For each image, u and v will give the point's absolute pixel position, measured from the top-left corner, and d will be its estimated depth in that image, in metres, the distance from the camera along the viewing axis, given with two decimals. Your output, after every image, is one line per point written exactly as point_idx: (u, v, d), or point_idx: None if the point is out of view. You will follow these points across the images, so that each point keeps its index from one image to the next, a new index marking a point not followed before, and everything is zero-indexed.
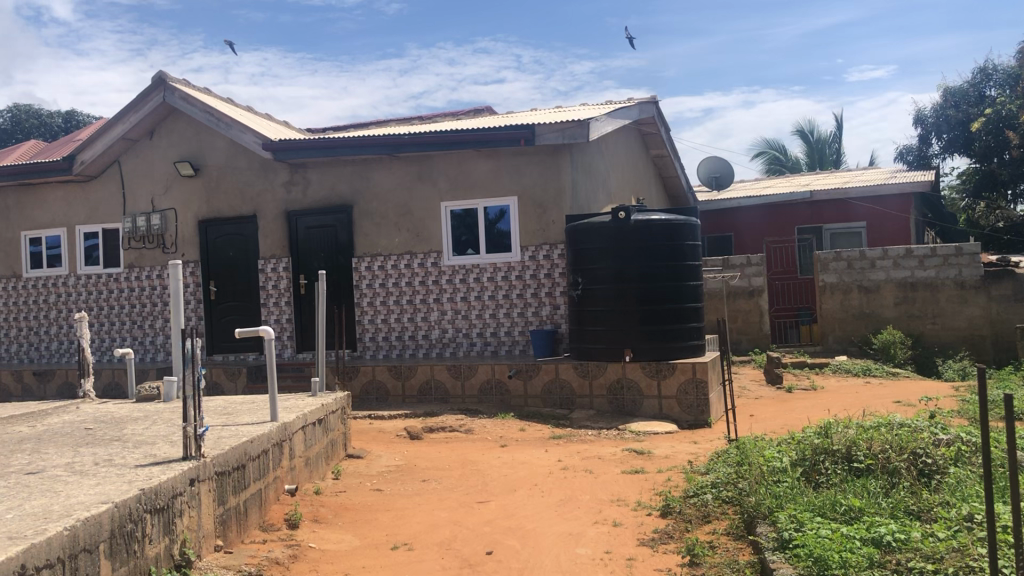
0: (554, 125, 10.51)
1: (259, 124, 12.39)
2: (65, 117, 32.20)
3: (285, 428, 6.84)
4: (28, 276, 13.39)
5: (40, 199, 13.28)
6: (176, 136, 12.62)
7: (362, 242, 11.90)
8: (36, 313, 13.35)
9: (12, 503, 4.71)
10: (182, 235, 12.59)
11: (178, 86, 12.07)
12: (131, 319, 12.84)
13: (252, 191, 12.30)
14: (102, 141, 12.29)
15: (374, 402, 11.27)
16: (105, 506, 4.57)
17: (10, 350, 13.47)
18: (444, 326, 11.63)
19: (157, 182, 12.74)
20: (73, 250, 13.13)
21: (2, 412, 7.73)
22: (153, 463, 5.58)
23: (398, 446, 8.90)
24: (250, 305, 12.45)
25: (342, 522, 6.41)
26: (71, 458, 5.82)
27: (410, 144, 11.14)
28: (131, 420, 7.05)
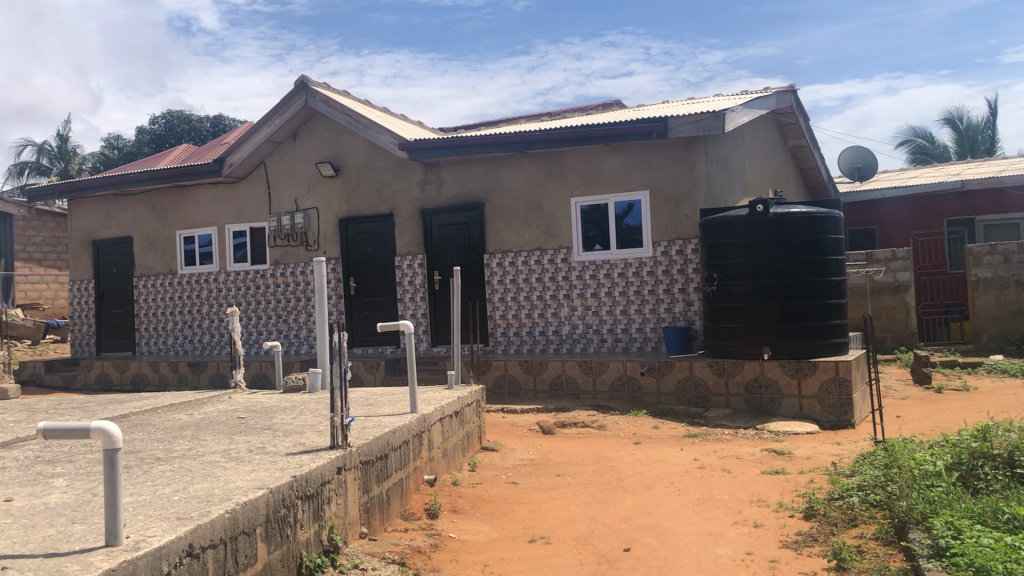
0: (688, 117, 10.33)
1: (395, 125, 12.71)
2: (214, 121, 33.92)
3: (424, 420, 7.01)
4: (183, 273, 14.21)
5: (193, 200, 14.06)
6: (317, 138, 13.11)
7: (494, 239, 12.05)
8: (190, 307, 14.15)
9: (177, 486, 5.01)
10: (323, 233, 13.08)
11: (320, 90, 12.52)
12: (276, 313, 13.44)
13: (388, 190, 12.64)
14: (249, 144, 12.90)
15: (507, 396, 11.40)
16: (261, 491, 4.81)
17: (168, 342, 14.34)
18: (575, 322, 11.63)
19: (300, 182, 13.28)
20: (224, 248, 13.85)
21: (163, 401, 8.23)
22: (302, 452, 5.82)
23: (532, 440, 8.97)
24: (387, 300, 12.82)
25: (480, 514, 6.52)
26: (227, 445, 6.14)
27: (542, 140, 11.20)
28: (280, 410, 7.38)
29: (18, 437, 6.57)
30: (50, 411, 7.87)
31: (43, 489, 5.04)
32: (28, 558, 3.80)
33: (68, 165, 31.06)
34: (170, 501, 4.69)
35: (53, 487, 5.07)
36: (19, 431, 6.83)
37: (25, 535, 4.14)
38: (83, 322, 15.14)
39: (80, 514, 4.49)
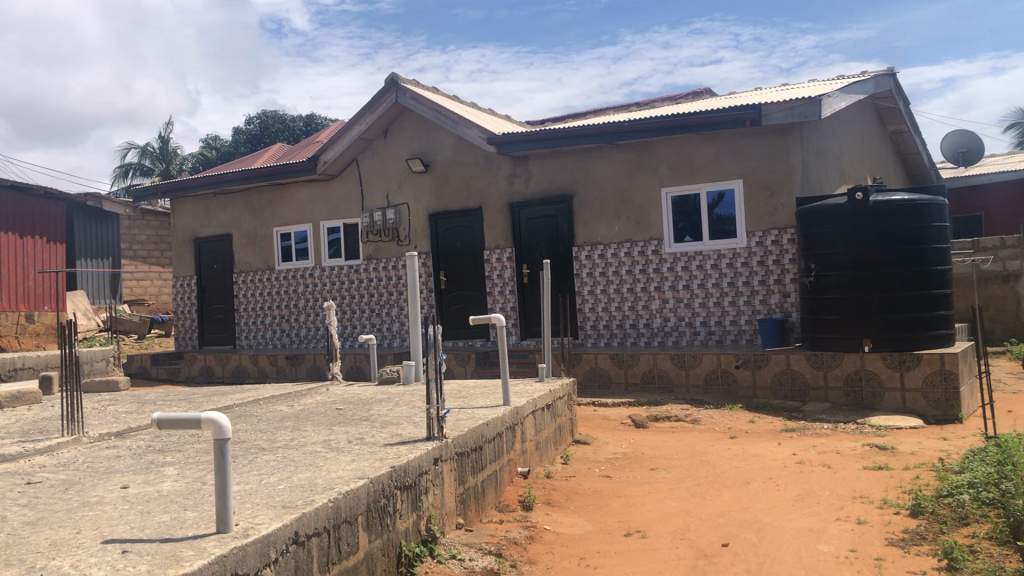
0: (782, 104, 10.09)
1: (483, 119, 12.79)
2: (307, 120, 34.69)
3: (517, 413, 7.04)
4: (279, 269, 14.60)
5: (288, 198, 14.43)
6: (407, 134, 13.29)
7: (583, 231, 12.01)
8: (287, 301, 14.54)
9: (281, 475, 5.16)
10: (414, 228, 13.26)
11: (409, 87, 12.69)
12: (369, 307, 13.70)
13: (477, 184, 12.73)
14: (342, 142, 13.16)
15: (597, 389, 11.36)
16: (362, 481, 4.90)
17: (266, 336, 14.78)
18: (666, 315, 11.50)
19: (391, 178, 13.48)
20: (319, 244, 14.18)
21: (264, 392, 8.49)
22: (400, 443, 5.91)
23: (624, 434, 8.91)
24: (477, 293, 12.91)
25: (575, 507, 6.52)
26: (327, 435, 6.28)
27: (631, 131, 11.10)
28: (376, 402, 7.51)
29: (132, 427, 6.87)
30: (160, 402, 8.20)
31: (155, 476, 5.25)
32: (145, 542, 3.97)
33: (170, 166, 32.26)
34: (275, 490, 4.83)
35: (164, 475, 5.27)
36: (132, 420, 7.14)
37: (141, 520, 4.32)
38: (187, 317, 15.72)
39: (191, 501, 4.66)
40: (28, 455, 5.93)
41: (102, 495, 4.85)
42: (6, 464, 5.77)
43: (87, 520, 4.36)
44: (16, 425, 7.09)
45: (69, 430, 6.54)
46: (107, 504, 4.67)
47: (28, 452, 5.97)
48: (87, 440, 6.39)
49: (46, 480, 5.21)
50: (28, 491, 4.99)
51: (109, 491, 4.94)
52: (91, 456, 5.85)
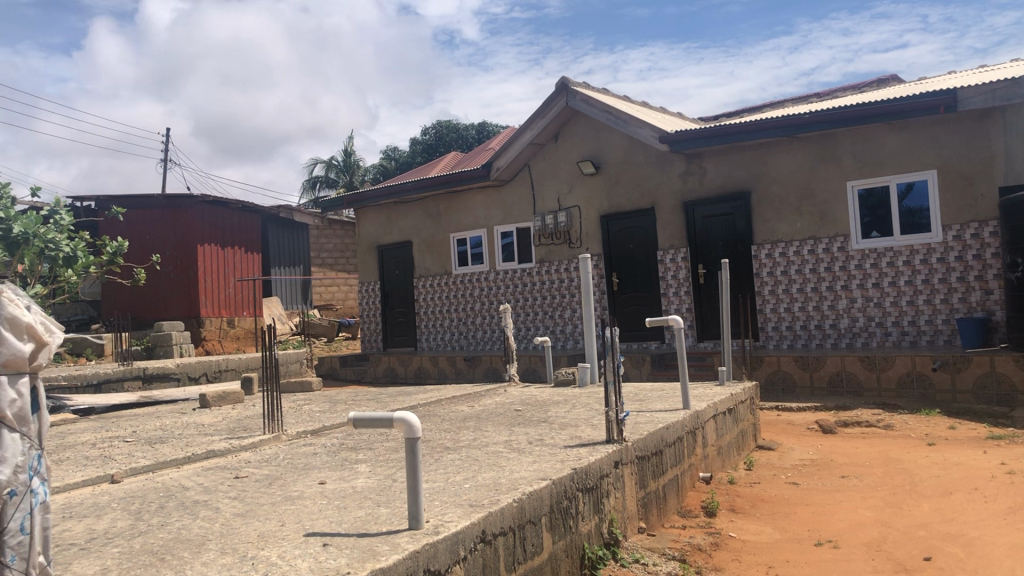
0: (980, 86, 9.39)
1: (655, 118, 12.65)
2: (479, 128, 35.52)
3: (697, 416, 6.89)
4: (456, 273, 15.01)
5: (463, 204, 14.82)
6: (578, 137, 13.33)
7: (762, 229, 11.63)
8: (463, 305, 14.92)
9: (466, 474, 5.28)
10: (586, 230, 13.27)
11: (580, 90, 12.75)
12: (543, 309, 13.83)
13: (650, 184, 12.58)
14: (513, 147, 13.39)
15: (780, 392, 10.98)
16: (545, 482, 4.94)
17: (445, 339, 15.22)
18: (854, 315, 10.95)
19: (562, 182, 13.57)
20: (493, 249, 14.47)
21: (445, 393, 8.73)
22: (580, 445, 5.91)
23: (811, 440, 8.54)
24: (651, 294, 12.76)
25: (760, 514, 6.31)
26: (508, 436, 6.38)
27: (812, 123, 10.67)
28: (554, 404, 7.57)
29: (326, 425, 7.24)
30: (350, 401, 8.61)
31: (349, 473, 5.51)
32: (343, 536, 4.16)
33: (352, 177, 33.90)
34: (462, 489, 4.94)
35: (358, 471, 5.52)
36: (326, 419, 7.53)
37: (339, 515, 4.54)
38: (370, 320, 16.44)
39: (384, 497, 4.84)
40: (235, 451, 6.37)
41: (302, 490, 5.13)
42: (217, 459, 6.22)
43: (290, 513, 4.63)
44: (224, 423, 7.64)
45: (270, 428, 6.97)
46: (307, 498, 4.93)
47: (235, 448, 6.42)
48: (286, 437, 6.79)
49: (252, 475, 5.58)
50: (236, 485, 5.36)
51: (308, 486, 5.22)
52: (290, 453, 6.22)
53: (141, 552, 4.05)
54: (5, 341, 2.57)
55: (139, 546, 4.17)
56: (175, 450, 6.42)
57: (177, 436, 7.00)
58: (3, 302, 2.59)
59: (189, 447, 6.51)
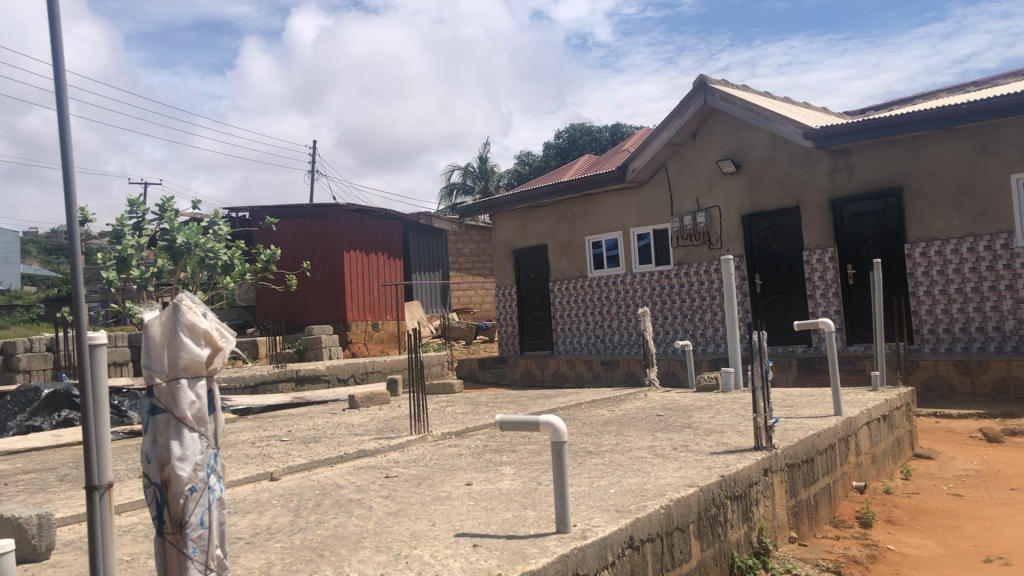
0: None
1: (799, 113, 12.25)
2: (613, 129, 35.35)
3: (850, 423, 6.62)
4: (593, 276, 14.98)
5: (600, 207, 14.78)
6: (717, 136, 13.07)
7: (916, 227, 11.07)
8: (601, 308, 14.88)
9: (612, 479, 5.25)
10: (727, 230, 12.99)
11: (718, 87, 12.51)
12: (682, 312, 13.62)
13: (793, 182, 12.20)
14: (650, 148, 13.26)
15: (938, 399, 10.42)
16: (692, 489, 4.86)
17: (582, 342, 15.22)
18: (1020, 316, 10.27)
19: (701, 182, 13.33)
20: (630, 251, 14.36)
21: (585, 397, 8.72)
22: (726, 451, 5.78)
23: (975, 449, 8.05)
24: (796, 297, 12.36)
25: (920, 526, 6.00)
26: (651, 441, 6.31)
27: (971, 114, 10.06)
28: (696, 409, 7.44)
29: (469, 428, 7.36)
30: (491, 404, 8.72)
31: (495, 475, 5.58)
32: (493, 537, 4.22)
33: (487, 183, 34.36)
34: (607, 493, 4.93)
35: (503, 474, 5.58)
36: (470, 421, 7.66)
37: (487, 516, 4.61)
38: (508, 324, 16.61)
39: (530, 500, 4.88)
40: (384, 451, 6.57)
41: (450, 491, 5.23)
42: (367, 459, 6.43)
43: (439, 514, 4.73)
44: (371, 423, 7.90)
45: (416, 430, 7.15)
46: (455, 499, 5.02)
47: (384, 448, 6.62)
48: (431, 439, 6.96)
49: (401, 475, 5.73)
50: (387, 484, 5.52)
51: (456, 487, 5.32)
52: (437, 454, 6.36)
53: (301, 548, 4.23)
54: (184, 346, 2.74)
55: (299, 541, 4.36)
56: (327, 450, 6.67)
57: (329, 436, 7.27)
58: (183, 310, 2.75)
59: (341, 446, 6.76)
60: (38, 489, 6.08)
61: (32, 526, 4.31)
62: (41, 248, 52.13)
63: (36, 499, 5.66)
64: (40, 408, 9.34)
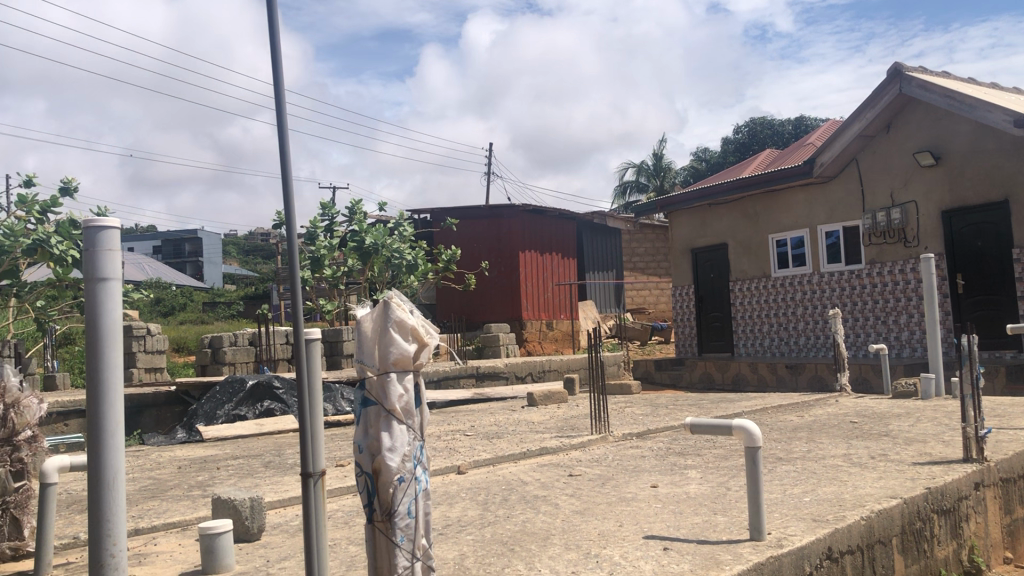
0: None
1: (1008, 100, 11.30)
2: (795, 122, 33.99)
3: None
4: (776, 276, 14.49)
5: (784, 203, 14.28)
6: (914, 127, 12.31)
7: None
8: (784, 309, 14.38)
9: (806, 487, 5.04)
10: (925, 228, 12.19)
11: (916, 75, 11.80)
12: (875, 314, 12.94)
13: (1001, 175, 11.24)
14: (839, 141, 12.70)
15: None
16: (895, 501, 4.57)
17: (765, 344, 14.76)
18: None
19: (895, 175, 12.60)
20: (817, 249, 13.78)
21: (771, 401, 8.43)
22: (931, 462, 5.42)
23: None
24: (1004, 298, 11.40)
25: None
26: (846, 449, 6.01)
27: None
28: (894, 416, 7.02)
29: (652, 429, 7.28)
30: (673, 406, 8.58)
31: (681, 478, 5.48)
32: (683, 541, 4.15)
33: (663, 181, 33.90)
34: (802, 502, 4.73)
35: (689, 477, 5.47)
36: (651, 422, 7.58)
37: (677, 520, 4.52)
38: (686, 324, 16.34)
39: (720, 505, 4.76)
40: (566, 450, 6.60)
41: (636, 493, 5.18)
42: (550, 456, 6.48)
43: (627, 514, 4.70)
44: (552, 421, 7.95)
45: (598, 430, 7.14)
46: (643, 501, 4.96)
47: (566, 446, 6.64)
48: (613, 439, 6.93)
49: (585, 474, 5.73)
50: (571, 482, 5.54)
51: (641, 488, 5.26)
52: (619, 455, 6.32)
53: (493, 542, 4.30)
54: (394, 341, 2.86)
55: (490, 535, 4.44)
56: (510, 446, 6.77)
57: (511, 433, 7.38)
58: (393, 307, 2.88)
59: (523, 443, 6.84)
60: (245, 473, 6.51)
61: (245, 508, 4.62)
62: (241, 249, 56.21)
63: (246, 484, 6.08)
64: (245, 398, 10.01)
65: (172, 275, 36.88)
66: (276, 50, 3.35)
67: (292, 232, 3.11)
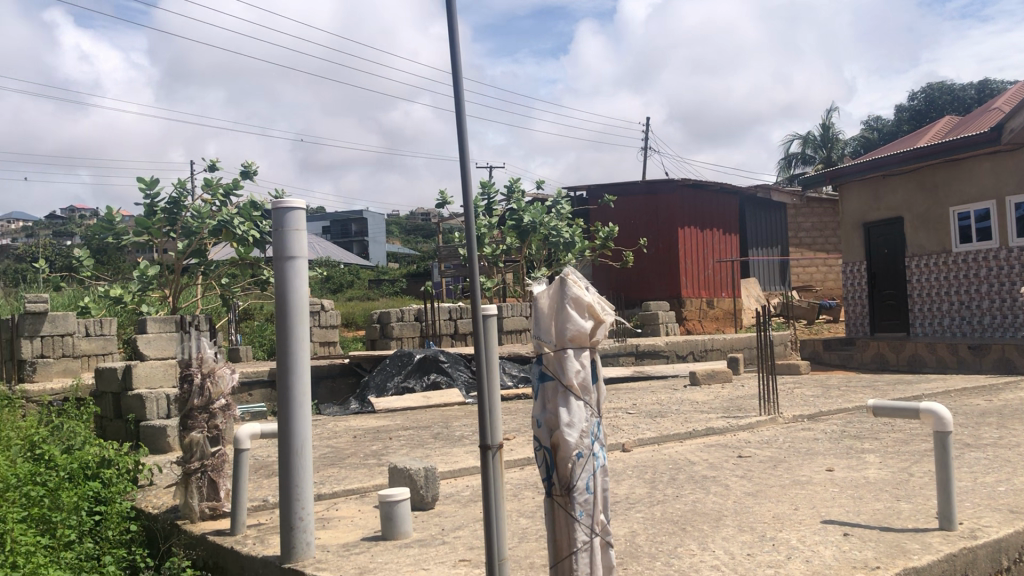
0: None
1: None
2: (979, 86, 31.64)
3: None
4: (958, 251, 13.61)
5: (968, 173, 13.36)
6: None
7: None
8: (967, 287, 13.49)
9: (1000, 476, 4.72)
10: None
11: None
12: None
13: None
14: None
15: None
16: None
17: (944, 324, 13.91)
18: None
19: None
20: (1005, 222, 12.83)
21: (955, 383, 7.94)
22: None
23: None
24: None
25: None
26: None
27: None
28: None
29: (824, 411, 7.01)
30: (845, 387, 8.22)
31: (859, 462, 5.25)
32: (865, 527, 3.97)
33: (830, 152, 32.39)
34: (996, 491, 4.43)
35: (868, 462, 5.23)
36: (824, 404, 7.30)
37: (856, 506, 4.34)
38: (856, 303, 15.62)
39: (904, 492, 4.54)
40: (734, 431, 6.46)
41: (811, 476, 5.01)
42: (716, 437, 6.36)
43: (802, 497, 4.55)
44: (717, 402, 7.80)
45: (767, 411, 6.95)
46: (819, 484, 4.79)
47: (733, 427, 6.50)
48: (783, 420, 6.73)
49: (755, 456, 5.59)
50: (741, 464, 5.42)
51: (816, 471, 5.07)
52: (790, 437, 6.12)
53: (663, 521, 4.27)
54: (570, 318, 2.85)
55: (660, 514, 4.41)
56: (676, 425, 6.69)
57: (676, 412, 7.29)
58: (569, 284, 2.87)
59: (689, 423, 6.74)
60: (417, 444, 6.75)
61: (420, 478, 4.79)
62: (403, 229, 58.20)
63: (418, 454, 6.30)
64: (413, 370, 10.38)
65: (341, 254, 38.63)
66: (455, 40, 3.43)
67: (470, 215, 3.18)
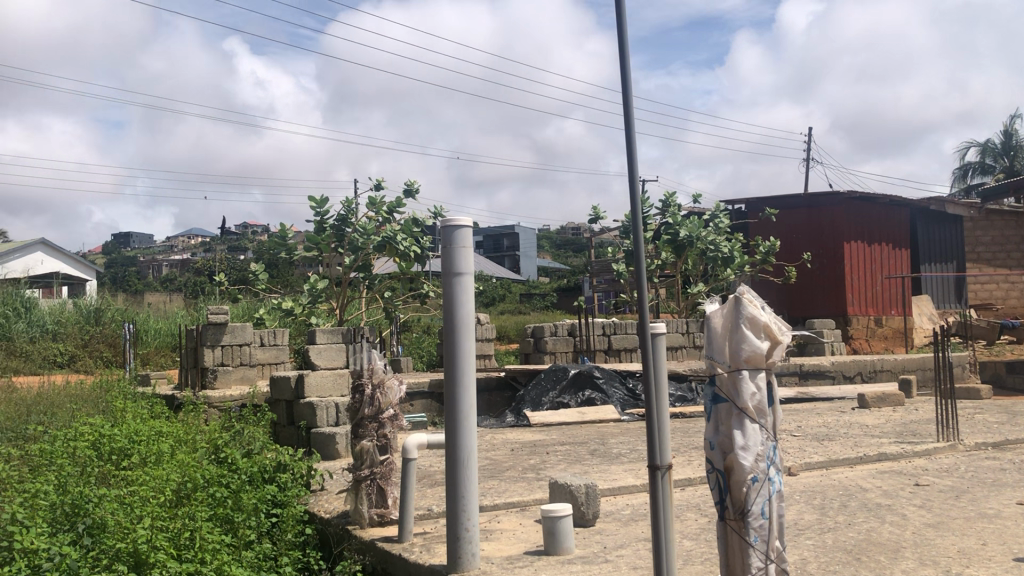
0: None
1: None
2: None
3: None
4: None
5: None
6: None
7: None
8: None
9: None
10: None
11: None
12: None
13: None
14: None
15: None
16: None
17: None
18: None
19: None
20: None
21: None
22: None
23: None
24: None
25: None
26: None
27: None
28: None
29: (1012, 439, 6.54)
30: None
31: None
32: None
33: (1013, 161, 30.42)
34: None
35: None
36: (1010, 432, 6.80)
37: None
38: None
39: None
40: (909, 457, 6.13)
41: (999, 509, 4.68)
42: (890, 463, 6.05)
43: (990, 532, 4.26)
44: (889, 425, 7.42)
45: (947, 437, 6.55)
46: (1008, 518, 4.48)
47: (909, 453, 6.17)
48: (964, 448, 6.33)
49: (934, 484, 5.28)
50: (919, 493, 5.12)
51: (1004, 504, 4.73)
52: (973, 466, 5.74)
53: (835, 549, 4.09)
54: (745, 338, 2.80)
55: (831, 541, 4.23)
56: (844, 449, 6.41)
57: (845, 436, 6.98)
58: (744, 304, 2.83)
59: (859, 447, 6.44)
60: (574, 460, 6.76)
61: (581, 494, 4.78)
62: (555, 242, 58.79)
63: (577, 470, 6.31)
64: (568, 386, 10.42)
65: (493, 269, 39.31)
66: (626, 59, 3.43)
67: (639, 233, 3.17)
